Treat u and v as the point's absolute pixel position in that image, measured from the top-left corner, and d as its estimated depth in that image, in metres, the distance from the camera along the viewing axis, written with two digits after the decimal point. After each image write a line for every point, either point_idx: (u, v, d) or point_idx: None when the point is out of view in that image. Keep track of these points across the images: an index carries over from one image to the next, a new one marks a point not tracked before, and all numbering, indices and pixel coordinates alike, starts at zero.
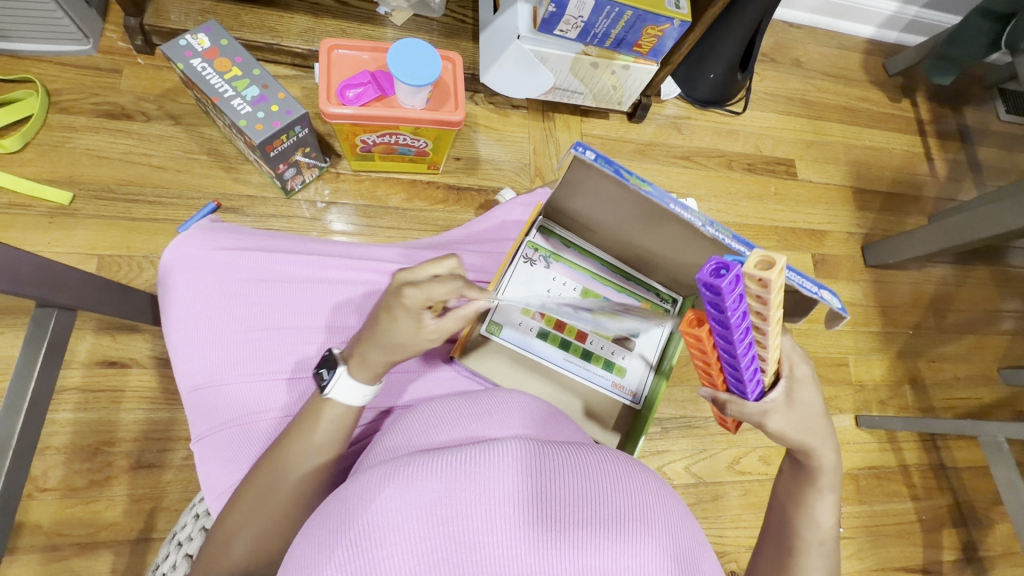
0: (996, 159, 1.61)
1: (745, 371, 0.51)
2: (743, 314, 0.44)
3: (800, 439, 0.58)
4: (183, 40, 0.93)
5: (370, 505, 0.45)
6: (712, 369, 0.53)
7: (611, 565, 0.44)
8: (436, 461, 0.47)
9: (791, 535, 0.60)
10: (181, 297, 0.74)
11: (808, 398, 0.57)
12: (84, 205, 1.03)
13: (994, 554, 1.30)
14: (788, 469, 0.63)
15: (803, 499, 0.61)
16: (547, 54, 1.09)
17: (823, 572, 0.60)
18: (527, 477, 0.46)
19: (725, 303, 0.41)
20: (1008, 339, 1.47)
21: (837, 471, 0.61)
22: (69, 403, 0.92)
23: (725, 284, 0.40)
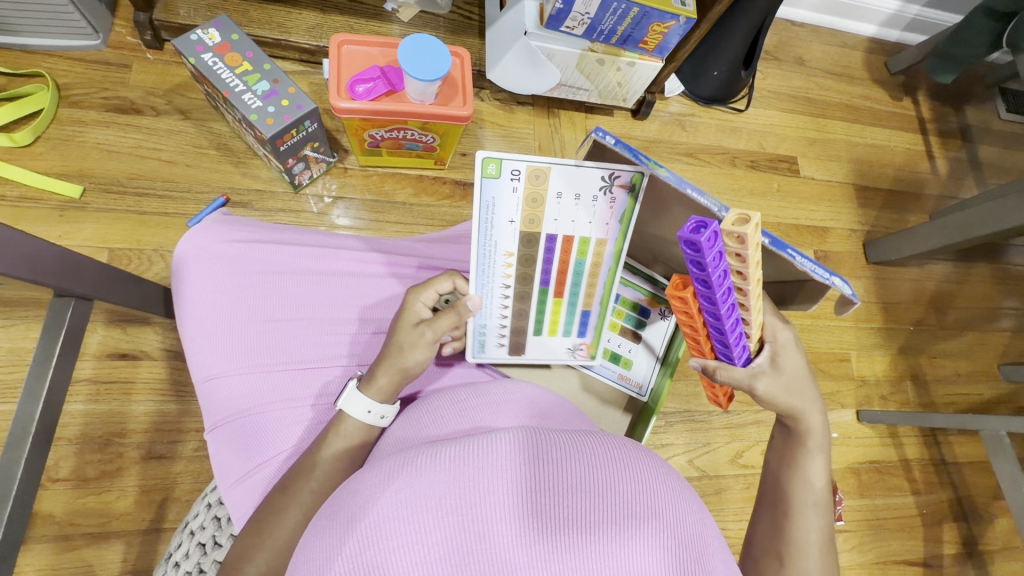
0: (996, 158, 1.62)
1: (731, 334, 0.55)
2: (724, 274, 0.48)
3: (789, 401, 0.61)
4: (194, 35, 0.94)
5: (381, 497, 0.46)
6: (698, 333, 0.58)
7: (618, 552, 0.44)
8: (445, 454, 0.48)
9: (786, 499, 0.62)
10: (195, 289, 0.75)
11: (793, 360, 0.61)
12: (94, 198, 1.04)
13: (994, 548, 1.31)
14: (779, 435, 0.66)
15: (795, 462, 0.63)
16: (553, 51, 1.10)
17: (819, 533, 0.60)
18: (533, 467, 0.47)
19: (706, 260, 0.45)
20: (1008, 336, 1.49)
21: (825, 434, 0.63)
22: (81, 395, 0.93)
23: (706, 241, 0.44)
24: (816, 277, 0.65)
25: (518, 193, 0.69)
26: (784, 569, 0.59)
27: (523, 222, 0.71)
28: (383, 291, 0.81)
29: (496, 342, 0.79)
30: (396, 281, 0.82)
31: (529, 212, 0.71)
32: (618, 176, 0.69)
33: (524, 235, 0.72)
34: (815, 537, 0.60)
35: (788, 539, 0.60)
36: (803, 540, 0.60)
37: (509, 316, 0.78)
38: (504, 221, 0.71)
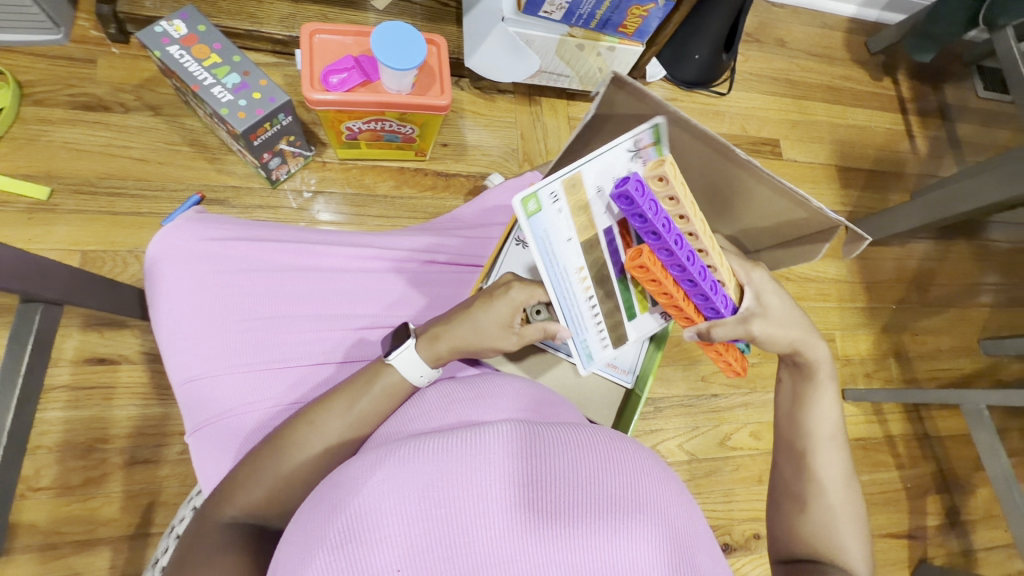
0: (975, 135, 1.64)
1: (704, 282, 0.59)
2: (666, 221, 0.55)
3: (787, 337, 0.63)
4: (159, 27, 0.90)
5: (362, 490, 0.46)
6: (678, 297, 0.61)
7: (602, 545, 0.44)
8: (428, 447, 0.48)
9: (802, 438, 0.64)
10: (171, 289, 0.73)
11: (774, 296, 0.65)
12: (64, 200, 1.00)
13: (976, 517, 1.34)
14: (788, 375, 0.68)
15: (806, 400, 0.65)
16: (532, 37, 1.08)
17: (838, 464, 0.63)
18: (519, 460, 0.47)
19: (643, 204, 0.53)
20: (988, 311, 1.52)
21: (831, 365, 0.66)
22: (59, 401, 0.91)
23: (635, 189, 0.53)
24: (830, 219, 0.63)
25: (565, 211, 0.61)
26: (808, 507, 0.62)
27: (580, 234, 0.63)
28: (365, 285, 0.79)
29: (600, 345, 0.71)
30: (380, 275, 0.81)
31: (581, 220, 0.62)
32: (642, 141, 0.63)
33: (587, 244, 0.63)
34: (833, 471, 0.63)
35: (809, 476, 0.63)
36: (821, 475, 0.63)
37: (603, 320, 0.69)
38: (563, 238, 0.62)
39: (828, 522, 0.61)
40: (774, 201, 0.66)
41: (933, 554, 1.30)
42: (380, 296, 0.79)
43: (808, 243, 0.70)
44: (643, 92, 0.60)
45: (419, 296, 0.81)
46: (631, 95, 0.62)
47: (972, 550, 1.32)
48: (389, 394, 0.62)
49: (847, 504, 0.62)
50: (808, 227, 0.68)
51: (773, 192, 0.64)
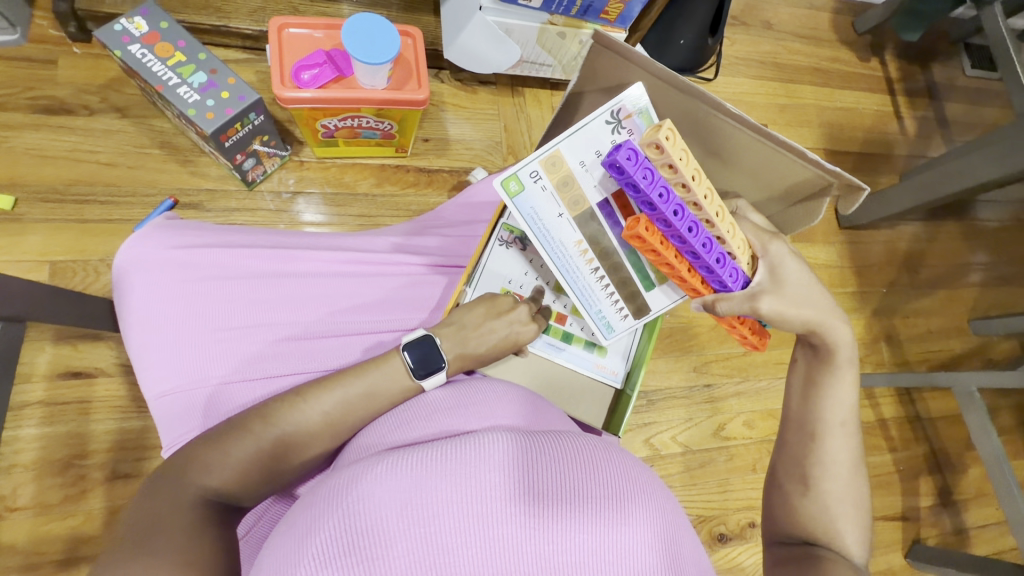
0: (963, 114, 1.62)
1: (708, 253, 0.56)
2: (665, 190, 0.53)
3: (801, 315, 0.59)
4: (118, 25, 0.86)
5: (339, 510, 0.44)
6: (679, 269, 0.58)
7: (586, 556, 0.45)
8: (407, 461, 0.47)
9: (813, 421, 0.62)
10: (140, 300, 0.70)
11: (793, 270, 0.59)
12: (30, 209, 0.97)
13: (967, 497, 1.35)
14: (806, 355, 0.64)
15: (821, 383, 0.62)
16: (511, 26, 1.05)
17: (847, 450, 0.61)
18: (500, 472, 0.46)
19: (632, 172, 0.52)
20: (977, 291, 1.51)
21: (854, 348, 0.62)
22: (34, 418, 0.88)
23: (625, 157, 0.52)
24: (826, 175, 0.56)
25: (548, 189, 0.62)
26: (810, 491, 0.61)
27: (570, 209, 0.63)
28: (345, 289, 0.77)
29: (618, 316, 0.69)
30: (359, 278, 0.78)
31: (569, 194, 0.62)
32: (621, 112, 0.58)
33: (582, 217, 0.63)
34: (840, 457, 0.61)
35: (815, 460, 0.62)
36: (828, 460, 0.61)
37: (614, 288, 0.67)
38: (550, 215, 0.63)
39: (830, 506, 0.60)
40: (761, 162, 0.59)
41: (926, 535, 1.31)
42: (360, 300, 0.77)
43: (804, 208, 0.63)
44: (626, 51, 0.55)
45: (401, 299, 0.78)
46: (612, 55, 0.58)
47: (964, 529, 1.33)
48: (373, 393, 0.61)
49: (850, 489, 0.61)
50: (803, 190, 0.61)
51: (761, 148, 0.57)
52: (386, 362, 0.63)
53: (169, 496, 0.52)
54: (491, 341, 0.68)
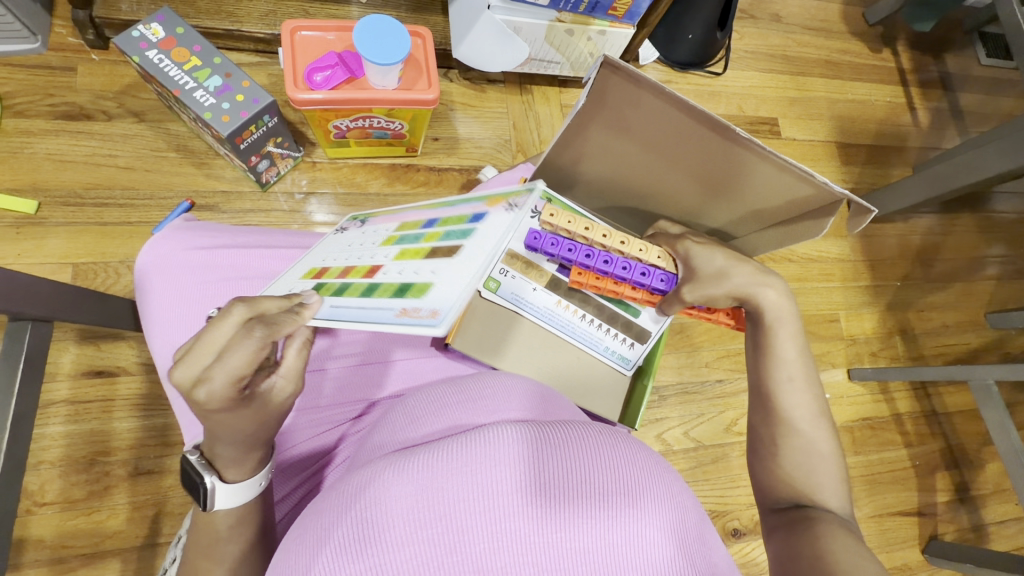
0: (978, 105, 1.60)
1: (630, 272, 0.72)
2: (572, 244, 0.74)
3: (719, 287, 0.65)
4: (136, 31, 0.88)
5: (349, 516, 0.46)
6: (626, 291, 0.75)
7: (593, 543, 0.46)
8: (413, 464, 0.48)
9: (764, 382, 0.64)
10: (161, 301, 0.71)
11: (704, 253, 0.68)
12: (53, 212, 0.99)
13: (985, 492, 1.34)
14: (748, 325, 0.68)
15: (766, 345, 0.65)
16: (519, 24, 1.06)
17: (806, 403, 0.63)
18: (507, 467, 0.47)
19: (540, 246, 0.75)
20: (995, 284, 1.49)
21: (785, 305, 0.65)
22: (59, 416, 0.90)
23: (531, 241, 0.76)
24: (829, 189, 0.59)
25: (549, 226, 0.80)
26: (780, 449, 0.62)
27: (540, 281, 0.79)
28: None
29: (627, 348, 0.81)
30: None
31: (535, 271, 0.79)
32: (537, 205, 0.77)
33: (551, 283, 0.80)
34: (800, 412, 0.62)
35: (777, 418, 0.63)
36: (788, 417, 0.62)
37: (605, 323, 0.80)
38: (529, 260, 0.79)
39: (801, 462, 0.61)
40: (770, 175, 0.61)
41: (943, 531, 1.30)
42: None
43: (807, 221, 0.65)
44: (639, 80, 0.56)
45: None
46: (623, 78, 0.58)
47: (983, 525, 1.32)
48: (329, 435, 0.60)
49: (819, 438, 0.61)
50: (813, 199, 0.63)
51: (766, 162, 0.60)
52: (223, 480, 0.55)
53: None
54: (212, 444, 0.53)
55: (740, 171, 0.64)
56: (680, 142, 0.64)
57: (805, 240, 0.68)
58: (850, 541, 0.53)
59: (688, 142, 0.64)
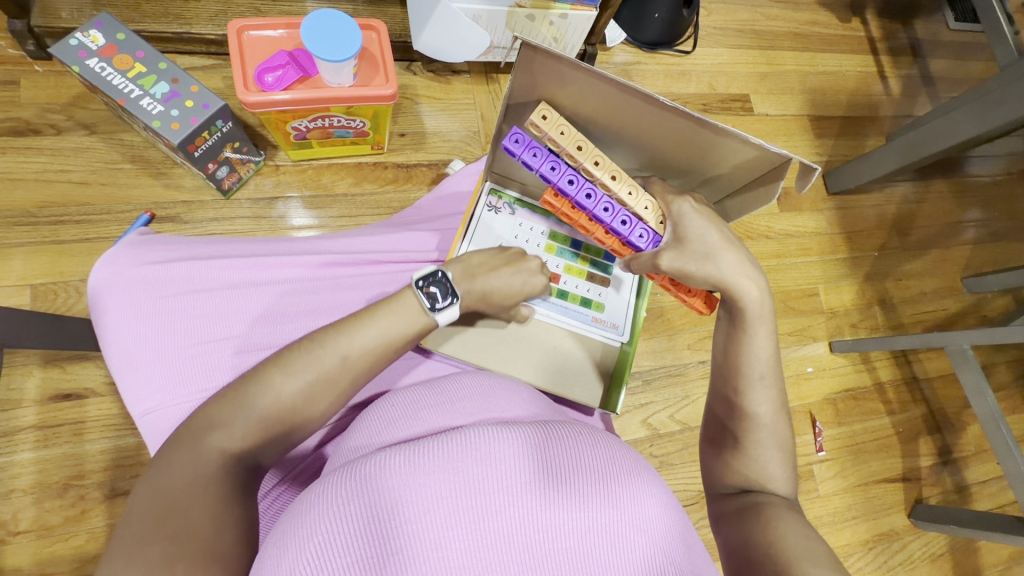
0: (948, 70, 1.60)
1: (611, 217, 0.68)
2: (558, 162, 0.66)
3: (702, 272, 0.62)
4: (74, 40, 0.84)
5: (328, 513, 0.44)
6: (598, 233, 0.71)
7: (576, 543, 0.45)
8: (396, 458, 0.47)
9: (736, 377, 0.65)
10: (118, 320, 0.69)
11: (698, 227, 0.63)
12: (5, 233, 0.96)
13: (968, 454, 1.36)
14: (724, 316, 0.66)
15: (740, 341, 0.64)
16: (478, 12, 1.02)
17: (770, 401, 0.64)
18: (489, 463, 0.46)
19: (519, 153, 0.66)
20: (970, 249, 1.51)
21: (767, 304, 0.63)
22: (28, 443, 0.88)
23: (511, 144, 0.66)
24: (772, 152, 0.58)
25: (516, 214, 0.82)
26: (743, 442, 0.64)
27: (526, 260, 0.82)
28: (328, 295, 0.77)
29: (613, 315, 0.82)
30: (340, 283, 0.78)
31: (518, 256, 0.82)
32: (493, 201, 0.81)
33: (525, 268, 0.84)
34: (764, 408, 0.64)
35: (743, 413, 0.64)
36: (755, 413, 0.64)
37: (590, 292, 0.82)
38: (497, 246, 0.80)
39: (760, 455, 0.64)
40: (714, 144, 0.61)
41: (928, 494, 1.32)
42: (346, 306, 0.77)
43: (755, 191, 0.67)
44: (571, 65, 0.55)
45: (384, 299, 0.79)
46: (551, 61, 0.56)
47: (966, 485, 1.34)
48: (391, 336, 0.59)
49: (778, 434, 0.64)
50: (760, 164, 0.62)
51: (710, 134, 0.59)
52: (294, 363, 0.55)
53: (188, 467, 0.49)
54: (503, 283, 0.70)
55: (694, 144, 0.62)
56: (633, 122, 0.62)
57: (760, 207, 0.69)
58: (802, 527, 0.57)
59: (634, 121, 0.62)
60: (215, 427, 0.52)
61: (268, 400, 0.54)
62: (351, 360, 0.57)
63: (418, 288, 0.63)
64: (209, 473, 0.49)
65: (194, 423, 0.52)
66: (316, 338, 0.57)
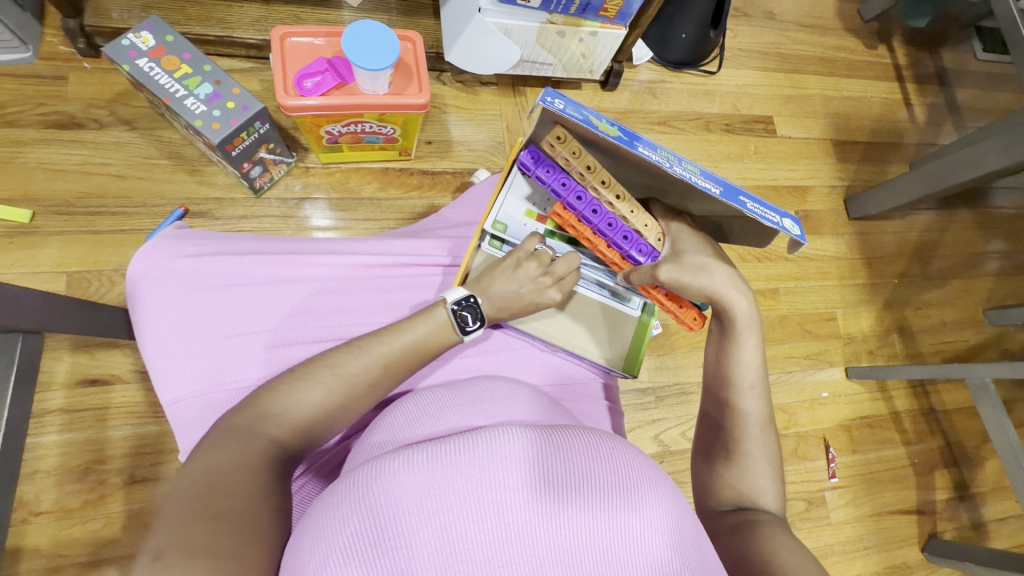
0: (975, 100, 1.60)
1: (613, 234, 0.70)
2: (567, 182, 0.69)
3: (698, 284, 0.66)
4: (126, 40, 0.88)
5: (358, 506, 0.45)
6: (603, 250, 0.73)
7: (599, 544, 0.44)
8: (422, 454, 0.47)
9: (727, 389, 0.68)
10: (153, 310, 0.71)
11: (693, 246, 0.69)
12: (45, 221, 0.99)
13: (985, 490, 1.34)
14: (715, 329, 0.70)
15: (729, 352, 0.68)
16: (511, 26, 1.05)
17: (758, 413, 0.67)
18: (515, 463, 0.46)
19: (533, 169, 0.70)
20: (992, 280, 1.49)
21: (755, 316, 0.68)
22: (54, 425, 0.91)
23: (527, 160, 0.70)
24: (765, 223, 0.62)
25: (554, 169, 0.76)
26: (732, 455, 0.67)
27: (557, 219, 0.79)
28: (353, 295, 0.79)
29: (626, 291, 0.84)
30: (364, 283, 0.80)
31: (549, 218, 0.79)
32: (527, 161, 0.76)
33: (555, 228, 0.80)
34: (753, 419, 0.67)
35: (731, 423, 0.67)
36: (744, 425, 0.67)
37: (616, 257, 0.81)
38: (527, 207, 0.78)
39: (749, 467, 0.66)
40: (707, 199, 0.66)
41: (943, 529, 1.29)
42: (370, 306, 0.78)
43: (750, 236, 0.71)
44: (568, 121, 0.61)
45: (406, 300, 0.80)
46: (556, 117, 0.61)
47: (983, 522, 1.32)
48: (425, 346, 0.65)
49: (766, 447, 0.67)
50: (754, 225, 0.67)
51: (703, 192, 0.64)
52: (339, 363, 0.61)
53: (237, 452, 0.51)
54: (516, 308, 0.73)
55: (688, 197, 0.68)
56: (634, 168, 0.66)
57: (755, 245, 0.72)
58: (794, 542, 0.57)
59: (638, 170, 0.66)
60: (264, 419, 0.56)
61: (308, 393, 0.58)
62: (391, 367, 0.63)
63: (452, 310, 0.67)
64: (250, 459, 0.52)
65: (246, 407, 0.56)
66: (361, 343, 0.63)
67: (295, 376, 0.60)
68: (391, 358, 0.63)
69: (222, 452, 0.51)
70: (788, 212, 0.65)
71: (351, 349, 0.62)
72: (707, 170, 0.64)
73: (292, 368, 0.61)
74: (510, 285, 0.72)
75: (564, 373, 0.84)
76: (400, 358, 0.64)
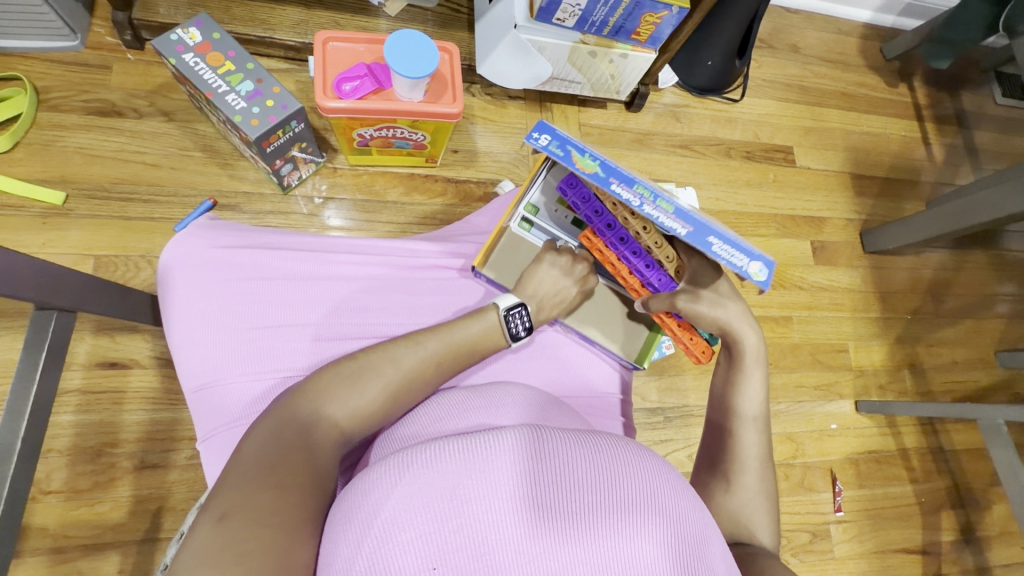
0: (994, 143, 1.61)
1: (636, 262, 0.75)
2: (600, 211, 0.75)
3: (714, 317, 0.69)
4: (174, 35, 0.91)
5: (392, 490, 0.45)
6: (626, 275, 0.79)
7: (624, 547, 0.44)
8: (456, 444, 0.47)
9: (730, 418, 0.69)
10: (183, 297, 0.72)
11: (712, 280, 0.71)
12: (78, 204, 1.01)
13: (992, 534, 1.32)
14: (722, 360, 0.72)
15: (737, 383, 0.69)
16: (543, 44, 1.07)
17: (757, 445, 0.67)
18: (544, 460, 0.47)
19: (571, 196, 0.75)
20: (1005, 322, 1.49)
21: (762, 351, 0.70)
22: (70, 405, 0.91)
23: (565, 187, 0.75)
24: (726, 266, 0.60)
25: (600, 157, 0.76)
26: (732, 485, 0.66)
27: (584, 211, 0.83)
28: (376, 295, 0.80)
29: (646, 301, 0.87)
30: (388, 283, 0.82)
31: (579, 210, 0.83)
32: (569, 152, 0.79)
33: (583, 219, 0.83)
34: (753, 452, 0.67)
35: (732, 454, 0.67)
36: (744, 456, 0.67)
37: None
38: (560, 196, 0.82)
39: (748, 500, 0.65)
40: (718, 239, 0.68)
41: (947, 571, 1.27)
42: (392, 307, 0.80)
43: None
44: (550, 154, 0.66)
45: (429, 303, 0.82)
46: None
47: (988, 567, 1.30)
48: (476, 347, 0.68)
49: (764, 481, 0.66)
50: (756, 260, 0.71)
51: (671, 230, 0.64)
52: (396, 355, 0.62)
53: (292, 437, 0.53)
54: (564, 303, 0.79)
55: None
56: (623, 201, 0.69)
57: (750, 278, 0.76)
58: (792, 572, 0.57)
59: None
60: (326, 400, 0.57)
61: (367, 385, 0.59)
62: (444, 365, 0.65)
63: (503, 314, 0.71)
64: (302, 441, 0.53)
65: (304, 394, 0.57)
66: (419, 336, 0.65)
67: (354, 366, 0.61)
68: (446, 355, 0.65)
69: (279, 435, 0.53)
70: (761, 256, 0.61)
71: (410, 341, 0.64)
72: (682, 208, 0.62)
73: (350, 356, 0.62)
74: (553, 284, 0.77)
75: (582, 386, 0.84)
76: (453, 353, 0.66)
